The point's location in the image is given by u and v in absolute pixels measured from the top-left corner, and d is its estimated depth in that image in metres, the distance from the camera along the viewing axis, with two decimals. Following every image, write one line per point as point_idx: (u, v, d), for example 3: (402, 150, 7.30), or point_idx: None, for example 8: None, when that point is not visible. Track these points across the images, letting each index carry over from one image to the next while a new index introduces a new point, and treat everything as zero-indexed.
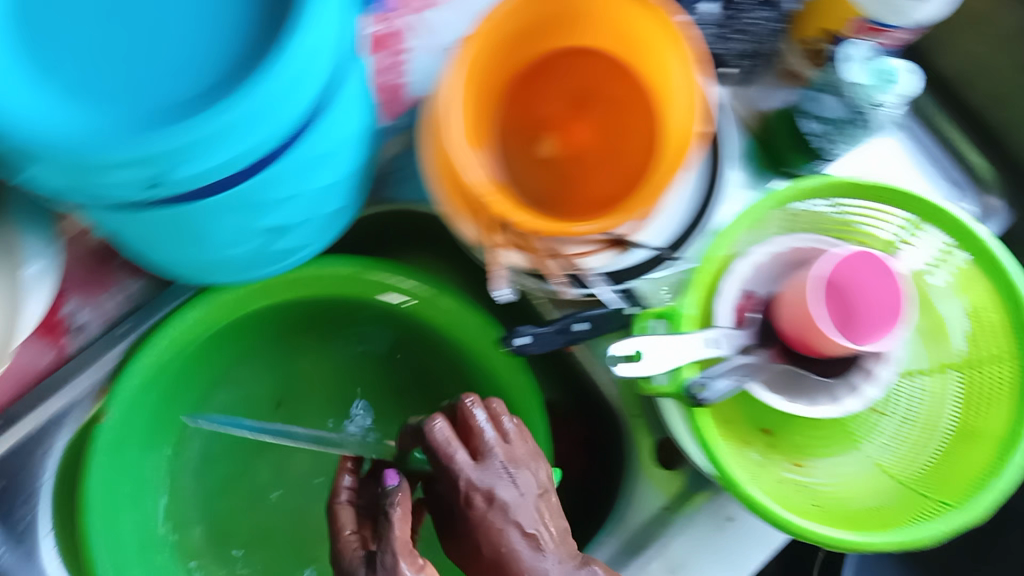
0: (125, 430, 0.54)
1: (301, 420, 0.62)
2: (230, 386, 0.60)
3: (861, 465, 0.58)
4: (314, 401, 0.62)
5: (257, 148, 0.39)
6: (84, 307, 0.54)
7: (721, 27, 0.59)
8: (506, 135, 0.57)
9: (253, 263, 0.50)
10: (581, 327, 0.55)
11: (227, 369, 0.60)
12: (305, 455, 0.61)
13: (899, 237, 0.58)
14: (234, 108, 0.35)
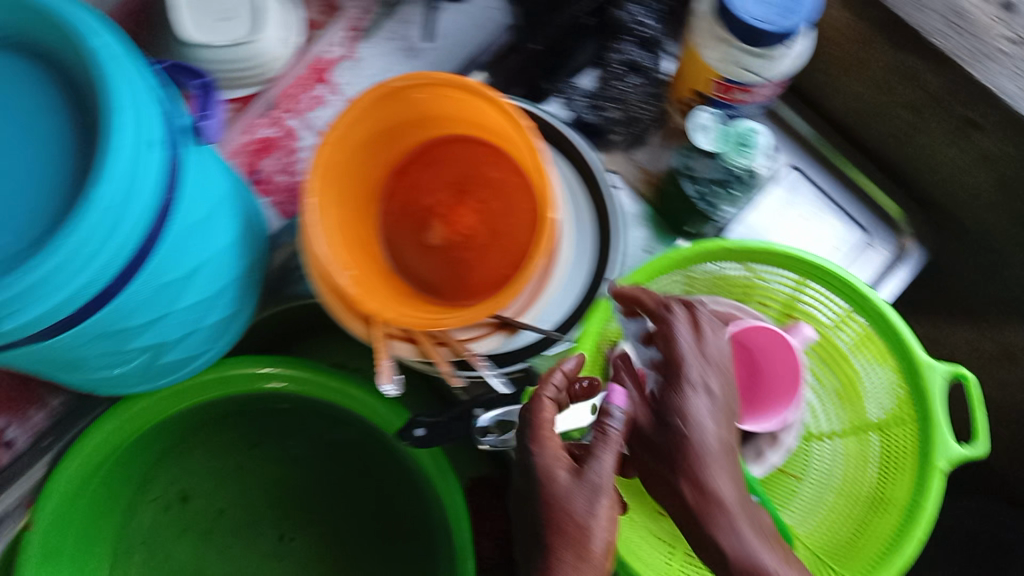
0: (56, 540, 0.57)
1: (231, 510, 0.67)
2: (173, 493, 0.66)
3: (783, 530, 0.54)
4: (248, 509, 0.68)
5: (94, 284, 0.40)
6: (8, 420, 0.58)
7: (594, 98, 0.62)
8: (393, 222, 0.61)
9: (150, 376, 0.53)
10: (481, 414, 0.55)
11: (163, 486, 0.65)
12: (246, 532, 0.67)
13: (813, 296, 0.55)
14: (54, 258, 0.38)
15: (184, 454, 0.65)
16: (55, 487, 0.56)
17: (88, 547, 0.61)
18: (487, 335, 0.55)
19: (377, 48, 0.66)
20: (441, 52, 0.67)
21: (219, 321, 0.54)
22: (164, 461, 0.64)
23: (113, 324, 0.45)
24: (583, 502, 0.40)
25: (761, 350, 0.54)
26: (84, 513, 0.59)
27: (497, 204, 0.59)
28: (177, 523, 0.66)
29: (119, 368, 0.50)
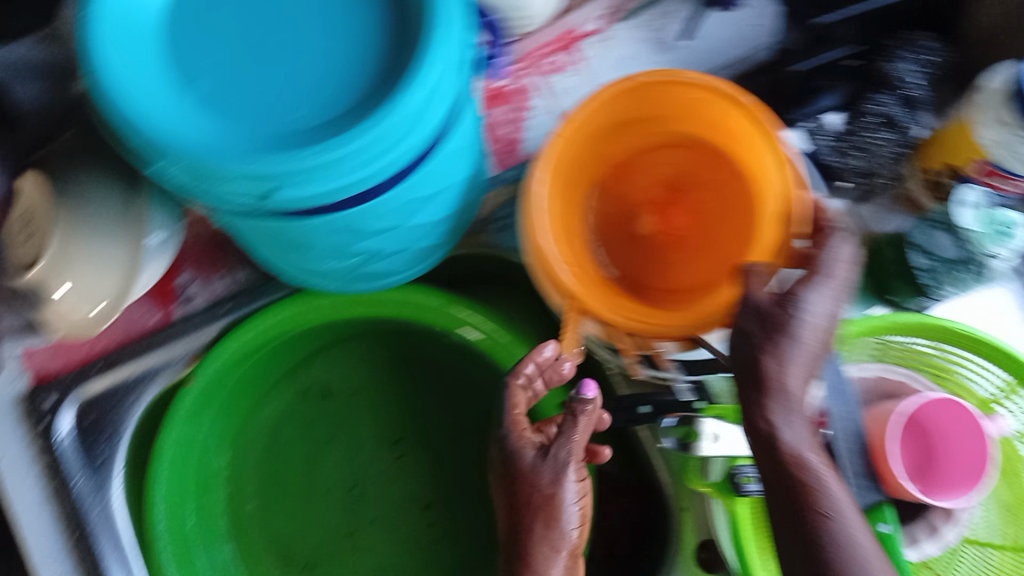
0: (206, 398, 0.59)
1: (371, 432, 0.65)
2: (316, 395, 0.65)
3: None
4: (386, 442, 0.65)
5: (371, 177, 0.41)
6: (195, 279, 0.60)
7: (840, 140, 0.59)
8: (603, 204, 0.61)
9: (350, 277, 0.54)
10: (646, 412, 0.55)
11: (313, 381, 0.65)
12: (362, 456, 0.64)
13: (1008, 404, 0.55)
14: (354, 142, 0.38)
15: (348, 361, 0.65)
16: (224, 351, 0.58)
17: (222, 412, 0.62)
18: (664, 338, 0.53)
19: (631, 31, 0.62)
20: (695, 53, 0.63)
21: (428, 243, 0.54)
22: (326, 359, 0.65)
23: (357, 219, 0.45)
24: (549, 477, 0.49)
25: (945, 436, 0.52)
26: (228, 378, 0.60)
27: (711, 212, 0.58)
28: (313, 425, 0.65)
29: (332, 261, 0.51)
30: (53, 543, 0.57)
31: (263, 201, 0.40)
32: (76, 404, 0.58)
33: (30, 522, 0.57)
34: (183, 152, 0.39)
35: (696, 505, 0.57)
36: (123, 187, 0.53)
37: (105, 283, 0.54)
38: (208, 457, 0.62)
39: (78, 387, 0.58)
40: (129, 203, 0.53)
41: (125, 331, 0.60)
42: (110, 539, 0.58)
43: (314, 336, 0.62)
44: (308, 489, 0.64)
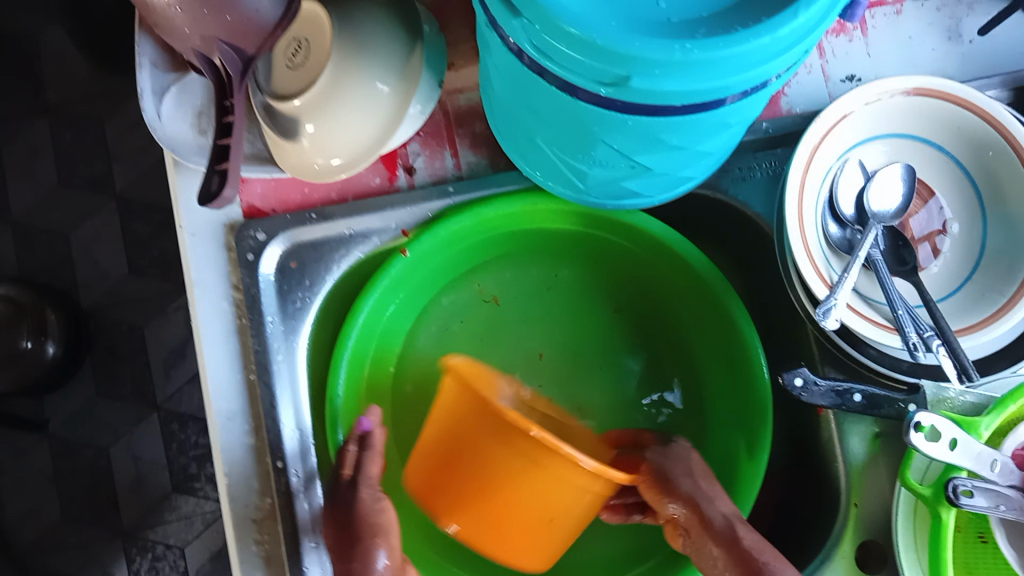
0: (409, 272, 0.58)
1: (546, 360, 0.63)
2: (486, 297, 0.64)
3: None
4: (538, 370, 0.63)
5: (716, 89, 0.39)
6: (422, 152, 0.59)
7: None
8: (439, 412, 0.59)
9: (599, 189, 0.53)
10: (858, 402, 0.52)
11: (503, 284, 0.64)
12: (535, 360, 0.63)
13: None
14: (728, 49, 0.36)
15: (546, 278, 0.65)
16: (443, 229, 0.57)
17: (414, 292, 0.60)
18: (890, 330, 0.52)
19: (923, 13, 0.60)
20: (983, 50, 0.60)
21: (683, 176, 0.52)
22: (523, 266, 0.64)
23: (661, 130, 0.44)
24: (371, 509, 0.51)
25: None
26: (432, 258, 0.59)
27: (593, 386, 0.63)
28: (488, 326, 0.64)
29: (599, 168, 0.50)
30: (230, 377, 0.57)
31: (598, 93, 0.39)
32: (286, 244, 0.58)
33: (213, 348, 0.57)
34: (548, 7, 0.37)
35: (867, 501, 0.55)
36: (404, 45, 0.52)
37: (356, 138, 0.52)
38: (389, 329, 0.60)
39: (291, 230, 0.58)
40: (404, 63, 0.52)
41: (346, 184, 0.59)
42: (285, 387, 0.57)
43: (520, 240, 0.62)
44: None
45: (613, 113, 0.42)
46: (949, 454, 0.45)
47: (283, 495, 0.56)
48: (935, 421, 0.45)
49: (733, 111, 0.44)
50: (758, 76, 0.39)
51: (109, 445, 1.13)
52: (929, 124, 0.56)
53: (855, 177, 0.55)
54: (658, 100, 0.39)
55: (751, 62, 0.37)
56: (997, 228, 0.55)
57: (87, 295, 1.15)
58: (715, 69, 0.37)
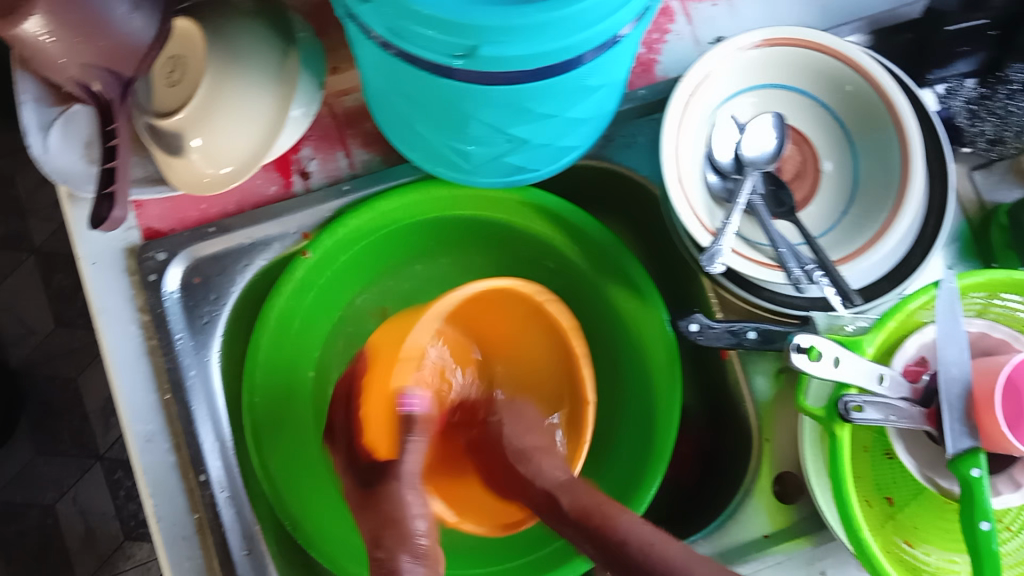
0: (315, 274, 0.59)
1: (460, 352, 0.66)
2: (394, 300, 0.66)
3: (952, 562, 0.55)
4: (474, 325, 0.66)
5: (563, 51, 0.41)
6: (316, 156, 0.60)
7: (975, 103, 0.60)
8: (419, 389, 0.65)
9: (484, 168, 0.55)
10: (753, 339, 0.55)
11: (413, 281, 0.66)
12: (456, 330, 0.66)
13: None
14: (563, 10, 0.38)
15: (454, 272, 0.67)
16: (340, 229, 0.58)
17: (325, 294, 0.62)
18: (775, 268, 0.54)
19: None
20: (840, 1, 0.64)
21: (561, 147, 0.54)
22: (427, 266, 0.67)
23: (524, 98, 0.46)
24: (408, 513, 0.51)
25: None
26: (335, 258, 0.60)
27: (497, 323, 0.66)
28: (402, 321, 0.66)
29: (478, 146, 0.51)
30: (145, 398, 0.57)
31: (453, 66, 0.41)
32: (186, 261, 0.58)
33: (124, 373, 0.57)
34: None
35: (779, 436, 0.58)
36: (277, 52, 0.54)
37: (241, 145, 0.54)
38: (305, 335, 0.62)
39: (192, 245, 0.58)
40: (279, 69, 0.54)
41: (243, 196, 0.59)
42: (201, 401, 0.58)
43: (416, 247, 0.65)
44: None
45: (471, 85, 0.44)
46: (834, 371, 0.48)
47: (209, 507, 0.56)
48: (816, 341, 0.48)
49: (590, 75, 0.47)
50: (601, 35, 0.42)
51: (54, 502, 1.11)
52: (794, 72, 0.58)
53: (729, 130, 0.58)
54: (509, 66, 0.41)
55: (589, 21, 0.40)
56: (864, 161, 0.58)
57: (15, 353, 1.14)
58: (557, 32, 0.40)
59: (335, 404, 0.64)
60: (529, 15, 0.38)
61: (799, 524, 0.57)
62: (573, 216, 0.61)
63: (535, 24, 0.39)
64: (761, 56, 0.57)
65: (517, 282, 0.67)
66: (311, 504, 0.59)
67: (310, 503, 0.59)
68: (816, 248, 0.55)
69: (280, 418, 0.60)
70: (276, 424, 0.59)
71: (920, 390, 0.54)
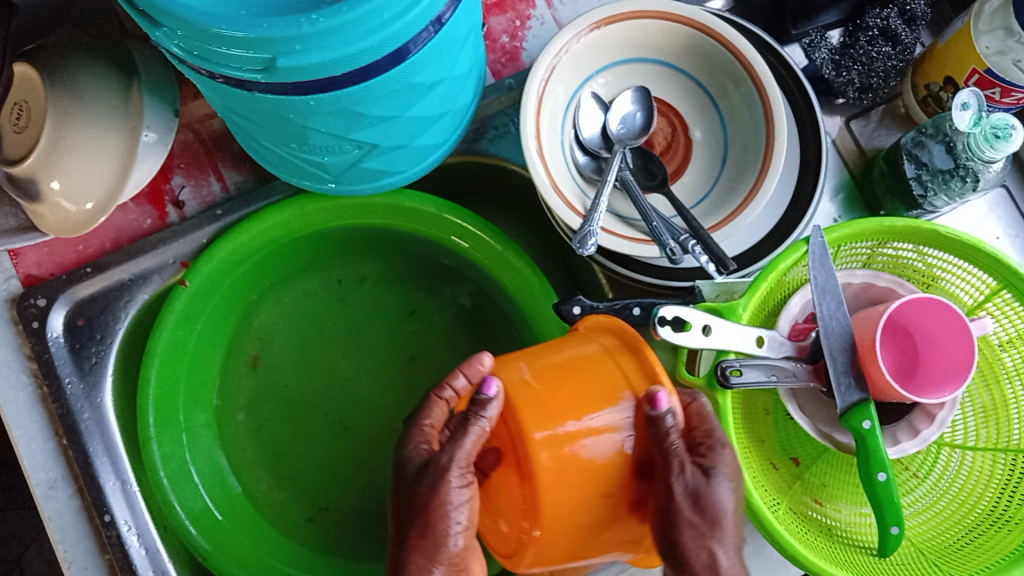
0: (198, 303, 0.59)
1: (361, 364, 0.65)
2: (290, 320, 0.65)
3: (856, 518, 0.54)
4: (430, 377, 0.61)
5: (367, 51, 0.41)
6: (187, 183, 0.60)
7: (837, 53, 0.61)
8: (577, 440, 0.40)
9: (347, 175, 0.54)
10: (638, 316, 0.54)
11: (306, 298, 0.65)
12: (356, 343, 0.65)
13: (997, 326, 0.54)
14: (349, 11, 0.38)
15: (347, 283, 0.66)
16: (216, 254, 0.58)
17: (215, 323, 0.61)
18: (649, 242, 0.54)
19: None
20: None
21: (419, 144, 0.54)
22: (318, 279, 0.66)
23: (351, 102, 0.45)
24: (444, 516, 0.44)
25: (925, 334, 0.53)
26: (218, 283, 0.59)
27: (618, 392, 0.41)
28: (302, 339, 0.65)
29: (331, 155, 0.51)
30: (43, 447, 0.57)
31: (259, 81, 0.41)
32: (67, 305, 0.58)
33: (19, 425, 0.57)
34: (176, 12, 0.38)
35: None
36: (121, 86, 0.53)
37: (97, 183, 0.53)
38: (201, 366, 0.61)
39: (71, 289, 0.58)
40: (125, 102, 0.53)
41: (118, 233, 0.59)
42: (99, 442, 0.58)
43: (306, 258, 0.64)
44: (301, 419, 0.64)
45: (291, 97, 0.43)
46: (703, 340, 0.47)
47: (117, 547, 0.56)
48: (682, 313, 0.47)
49: (415, 71, 0.46)
50: (405, 28, 0.41)
51: (19, 557, 1.11)
52: (647, 44, 0.58)
53: (592, 109, 0.58)
54: (315, 73, 0.41)
55: (384, 18, 0.39)
56: (730, 125, 0.58)
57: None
58: (352, 33, 0.39)
59: (243, 432, 0.63)
60: (316, 19, 0.38)
61: None
62: (446, 209, 0.60)
63: (327, 29, 0.38)
64: (612, 30, 0.56)
65: (412, 286, 0.66)
66: (224, 533, 0.59)
67: (223, 531, 0.59)
68: (688, 216, 0.55)
69: (185, 450, 0.59)
70: (180, 455, 0.59)
71: (806, 347, 0.53)
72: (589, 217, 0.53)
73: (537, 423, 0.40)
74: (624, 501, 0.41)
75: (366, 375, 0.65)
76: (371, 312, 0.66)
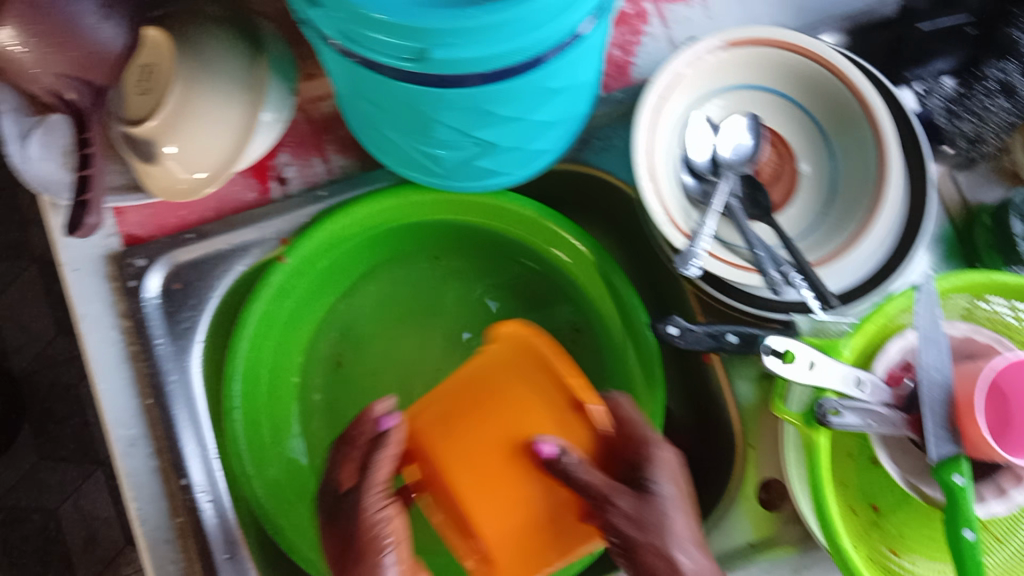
0: (292, 279, 0.60)
1: (442, 358, 0.65)
2: (377, 307, 0.66)
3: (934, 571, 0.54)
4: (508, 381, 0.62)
5: (515, 52, 0.41)
6: (293, 162, 0.61)
7: (953, 102, 0.60)
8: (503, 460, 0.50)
9: (459, 171, 0.55)
10: (733, 343, 0.54)
11: (395, 286, 0.66)
12: (438, 337, 0.66)
13: None
14: (508, 12, 0.38)
15: (437, 276, 0.66)
16: (316, 233, 0.59)
17: (304, 299, 0.62)
18: (751, 271, 0.54)
19: None
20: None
21: (533, 149, 0.54)
22: (410, 269, 0.66)
23: (484, 100, 0.45)
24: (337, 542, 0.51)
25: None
26: (314, 261, 0.60)
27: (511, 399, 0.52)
28: (387, 326, 0.65)
29: (448, 150, 0.51)
30: (128, 404, 0.58)
31: (406, 71, 0.41)
32: (166, 268, 0.59)
33: (107, 380, 0.58)
34: None
35: (764, 442, 0.58)
36: (247, 60, 0.54)
37: (214, 153, 0.54)
38: (286, 340, 0.62)
39: (171, 252, 0.59)
40: (249, 76, 0.54)
41: (221, 202, 0.60)
42: (183, 407, 0.58)
43: (400, 245, 0.65)
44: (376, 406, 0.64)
45: (430, 89, 0.44)
46: (810, 375, 0.48)
47: (191, 512, 0.57)
48: (792, 346, 0.48)
49: (550, 76, 0.46)
50: (554, 34, 0.41)
51: (58, 506, 1.12)
52: (765, 71, 0.57)
53: (704, 131, 0.58)
54: (462, 69, 0.41)
55: (538, 22, 0.40)
56: (842, 162, 0.57)
57: (17, 360, 1.14)
58: (505, 33, 0.39)
59: (318, 412, 0.64)
60: (474, 17, 0.38)
61: (782, 533, 0.56)
62: (545, 214, 0.61)
63: (483, 27, 0.38)
64: (735, 53, 0.57)
65: (500, 286, 0.67)
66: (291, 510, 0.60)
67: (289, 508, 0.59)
68: (793, 248, 0.55)
69: (264, 419, 0.60)
70: (258, 428, 0.60)
71: (903, 395, 0.53)
72: (693, 238, 0.54)
73: (445, 444, 0.50)
74: (556, 506, 0.51)
75: (447, 370, 0.65)
76: (457, 307, 0.66)
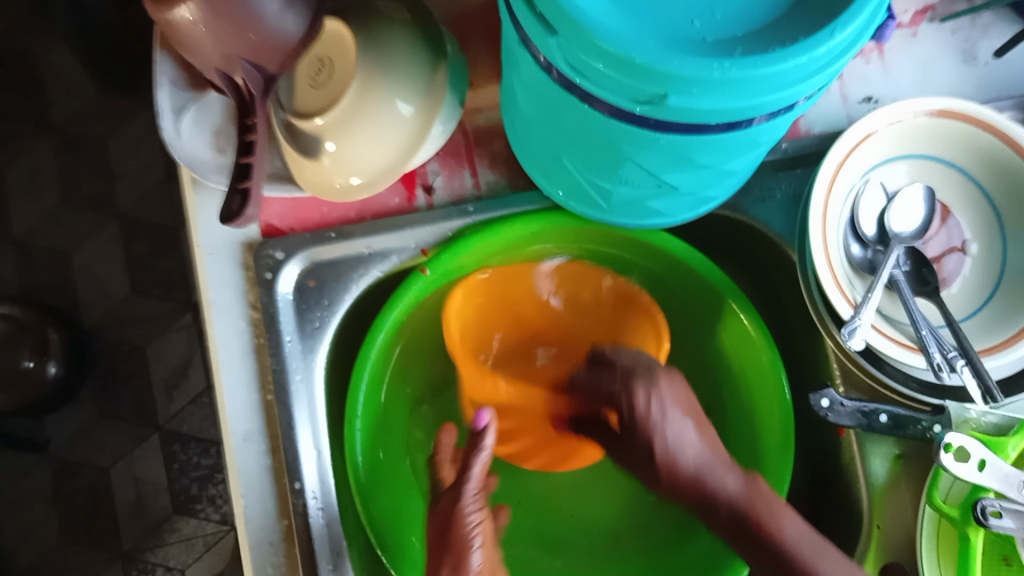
0: (428, 291, 0.58)
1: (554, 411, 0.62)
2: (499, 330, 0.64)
3: None
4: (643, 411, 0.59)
5: (750, 108, 0.39)
6: (441, 171, 0.59)
7: None
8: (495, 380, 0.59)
9: (627, 207, 0.53)
10: (884, 423, 0.53)
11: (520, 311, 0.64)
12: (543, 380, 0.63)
13: None
14: (765, 68, 0.36)
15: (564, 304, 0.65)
16: (462, 249, 0.57)
17: (428, 310, 0.60)
18: (915, 350, 0.53)
19: (940, 35, 0.61)
20: (996, 73, 0.61)
21: (707, 195, 0.52)
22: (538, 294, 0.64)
23: (691, 148, 0.44)
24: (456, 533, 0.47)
25: None
26: (450, 275, 0.58)
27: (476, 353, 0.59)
28: None
29: (628, 187, 0.50)
30: (247, 397, 0.56)
31: (634, 111, 0.40)
32: (304, 263, 0.57)
33: (229, 370, 0.56)
34: (585, 25, 0.36)
35: (891, 522, 0.56)
36: (427, 66, 0.52)
37: (381, 156, 0.52)
38: (408, 350, 0.60)
39: (312, 248, 0.57)
40: (427, 81, 0.52)
41: (365, 203, 0.58)
42: (303, 408, 0.56)
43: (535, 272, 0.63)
44: None
45: (643, 131, 0.42)
46: (977, 476, 0.47)
47: (299, 517, 0.55)
48: (964, 441, 0.47)
49: (762, 132, 0.44)
50: (794, 94, 0.39)
51: (110, 465, 1.12)
52: (952, 146, 0.56)
53: (876, 197, 0.56)
54: (693, 117, 0.39)
55: (785, 82, 0.38)
56: (1019, 248, 0.55)
57: (88, 315, 1.14)
58: (751, 88, 0.37)
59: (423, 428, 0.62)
60: (728, 69, 0.36)
61: None
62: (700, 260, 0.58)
63: (734, 81, 0.37)
64: (925, 123, 0.55)
65: None
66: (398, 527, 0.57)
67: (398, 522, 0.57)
68: (960, 332, 0.53)
69: (378, 431, 0.58)
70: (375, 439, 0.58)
71: None
72: (864, 311, 0.52)
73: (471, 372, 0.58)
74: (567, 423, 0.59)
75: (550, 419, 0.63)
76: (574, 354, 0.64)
